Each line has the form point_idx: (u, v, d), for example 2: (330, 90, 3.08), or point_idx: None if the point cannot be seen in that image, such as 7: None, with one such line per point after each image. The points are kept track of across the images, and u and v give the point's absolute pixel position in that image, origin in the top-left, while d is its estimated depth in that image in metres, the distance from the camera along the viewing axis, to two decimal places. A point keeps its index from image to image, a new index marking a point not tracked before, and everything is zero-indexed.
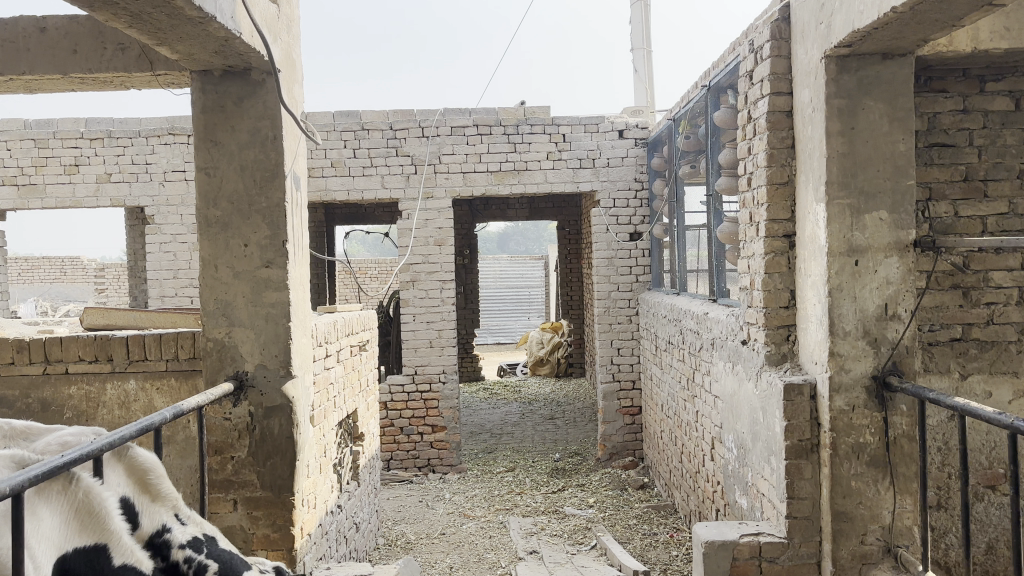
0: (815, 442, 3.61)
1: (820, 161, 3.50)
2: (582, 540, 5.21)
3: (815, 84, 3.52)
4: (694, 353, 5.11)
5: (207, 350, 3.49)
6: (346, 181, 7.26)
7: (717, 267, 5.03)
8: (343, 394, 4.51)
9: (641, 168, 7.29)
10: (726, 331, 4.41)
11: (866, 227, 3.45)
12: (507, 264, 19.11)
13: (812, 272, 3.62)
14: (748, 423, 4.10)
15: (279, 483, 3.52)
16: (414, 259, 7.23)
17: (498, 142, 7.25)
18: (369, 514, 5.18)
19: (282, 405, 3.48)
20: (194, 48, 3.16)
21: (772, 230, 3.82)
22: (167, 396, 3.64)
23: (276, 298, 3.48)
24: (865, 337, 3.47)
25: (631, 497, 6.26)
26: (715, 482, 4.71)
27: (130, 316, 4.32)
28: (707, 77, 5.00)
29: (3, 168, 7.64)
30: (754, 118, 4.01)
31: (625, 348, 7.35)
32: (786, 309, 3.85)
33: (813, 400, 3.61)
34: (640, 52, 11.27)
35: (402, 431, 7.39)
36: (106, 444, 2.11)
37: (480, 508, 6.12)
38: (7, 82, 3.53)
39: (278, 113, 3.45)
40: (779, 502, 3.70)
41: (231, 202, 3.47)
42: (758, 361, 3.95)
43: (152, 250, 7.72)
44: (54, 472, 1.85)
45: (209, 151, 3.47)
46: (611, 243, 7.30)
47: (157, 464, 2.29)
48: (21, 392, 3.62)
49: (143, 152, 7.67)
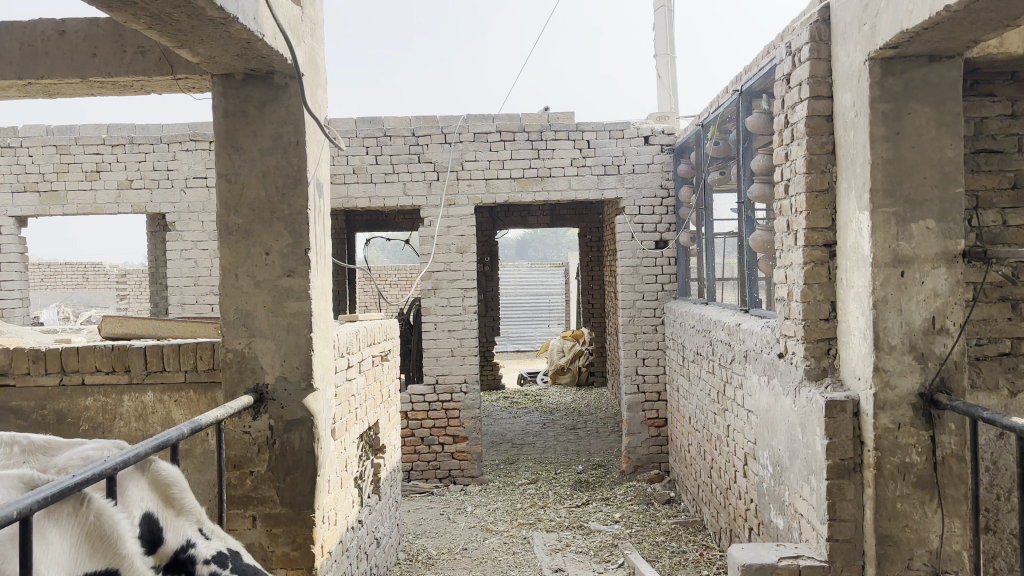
0: (858, 461, 3.45)
1: (864, 167, 3.35)
2: (608, 558, 5.06)
3: (858, 87, 3.38)
4: (725, 366, 4.96)
5: (226, 361, 3.39)
6: (367, 188, 7.18)
7: (750, 276, 4.88)
8: (364, 405, 4.39)
9: (667, 174, 7.14)
10: (761, 343, 4.26)
11: (913, 237, 3.30)
12: (527, 271, 19.00)
13: (854, 283, 3.46)
14: (785, 440, 3.94)
15: (300, 500, 3.40)
16: (436, 266, 7.12)
17: (522, 148, 7.14)
18: (391, 528, 5.07)
19: (303, 418, 3.37)
20: (216, 51, 3.06)
21: (812, 239, 3.67)
22: (185, 408, 3.54)
23: (298, 308, 3.37)
24: (911, 352, 3.31)
25: (658, 512, 6.10)
26: (748, 500, 4.55)
27: (149, 325, 4.23)
28: (739, 81, 4.86)
29: (25, 175, 7.61)
30: (792, 123, 3.85)
31: (650, 358, 7.19)
32: (826, 321, 3.69)
33: (855, 418, 3.45)
34: (663, 58, 11.11)
35: (422, 442, 7.27)
36: (121, 462, 1.97)
37: (503, 522, 5.97)
38: (26, 86, 3.45)
39: (302, 118, 3.35)
40: (820, 524, 3.54)
41: (252, 209, 3.38)
42: (797, 375, 3.79)
43: (173, 257, 7.68)
44: (66, 493, 1.71)
45: (230, 157, 3.38)
46: (636, 250, 7.16)
47: (180, 477, 2.16)
48: (38, 404, 3.53)
49: (164, 158, 7.62)
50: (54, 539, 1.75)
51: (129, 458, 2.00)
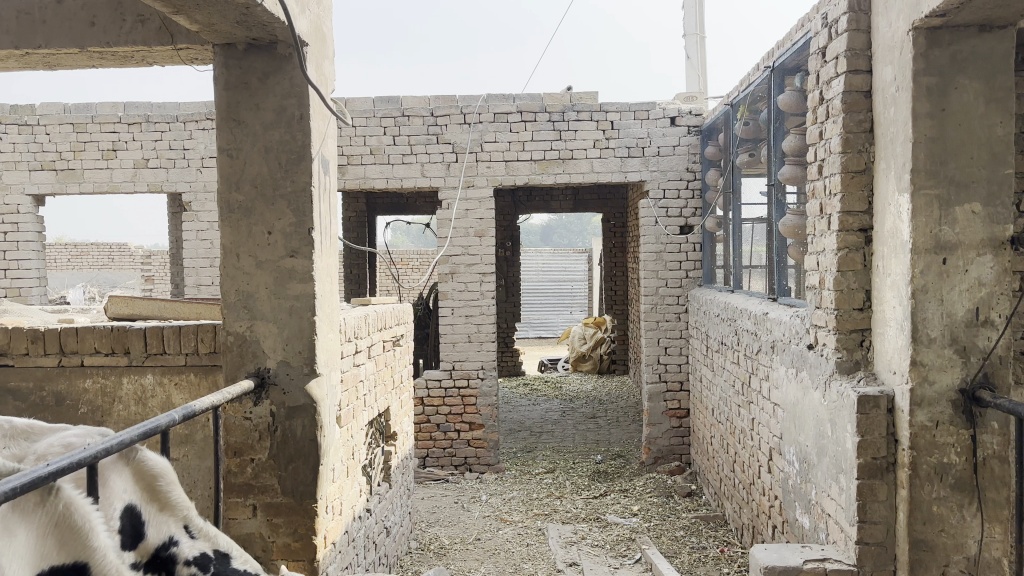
0: (892, 461, 3.23)
1: (904, 146, 3.12)
2: (625, 552, 4.89)
3: (900, 60, 3.14)
4: (751, 357, 4.75)
5: (227, 344, 3.25)
6: (385, 169, 7.01)
7: (779, 263, 4.64)
8: (373, 392, 4.25)
9: (693, 157, 6.89)
10: (790, 333, 4.04)
11: (956, 221, 3.08)
12: (549, 257, 18.77)
13: (892, 270, 3.24)
14: (813, 435, 3.73)
15: (302, 490, 3.26)
16: (453, 250, 6.96)
17: (543, 129, 6.93)
18: (402, 516, 4.95)
19: (305, 405, 3.22)
20: (215, 17, 2.91)
21: (846, 223, 3.44)
22: (185, 393, 3.42)
23: (301, 289, 3.21)
24: (952, 345, 3.09)
25: (678, 505, 5.91)
26: (773, 497, 4.35)
27: (154, 306, 4.12)
28: (770, 57, 4.62)
29: (42, 153, 7.54)
30: (827, 100, 3.61)
31: (673, 347, 6.99)
32: (860, 312, 3.46)
33: (890, 414, 3.23)
34: (693, 38, 10.83)
35: (438, 428, 7.14)
36: (102, 451, 1.77)
37: (518, 512, 5.82)
38: (23, 57, 3.32)
39: (306, 91, 3.19)
40: (848, 526, 3.33)
41: (254, 185, 3.22)
42: (827, 368, 3.57)
43: (189, 237, 7.59)
44: (37, 483, 1.48)
45: (232, 131, 3.22)
46: (660, 236, 6.94)
47: (168, 468, 1.96)
48: (36, 385, 3.42)
49: (181, 137, 7.52)
50: (16, 532, 1.47)
51: (110, 447, 1.80)
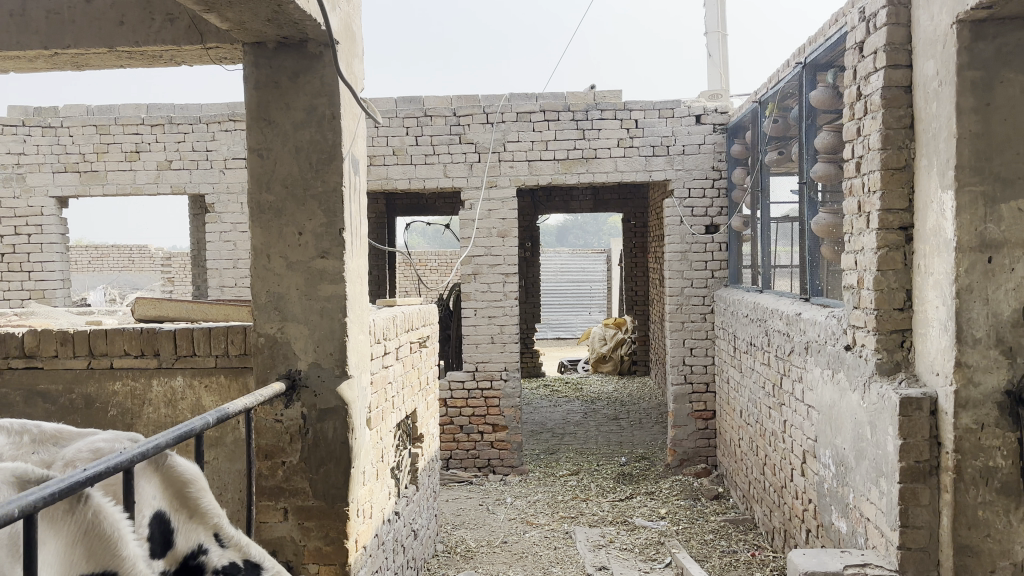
0: (935, 464, 3.15)
1: (947, 142, 3.05)
2: (655, 556, 4.83)
3: (943, 54, 3.06)
4: (783, 357, 4.68)
5: (258, 346, 3.22)
6: (407, 169, 6.98)
7: (811, 263, 4.57)
8: (401, 393, 4.21)
9: (719, 156, 6.82)
10: (825, 334, 3.97)
11: (1002, 219, 3.01)
12: (568, 257, 18.70)
13: (934, 269, 3.17)
14: (851, 438, 3.66)
15: (333, 493, 3.23)
16: (476, 250, 6.92)
17: (566, 128, 6.88)
18: (429, 519, 4.91)
19: (336, 407, 3.18)
20: (246, 16, 2.89)
21: (886, 221, 3.36)
22: (216, 395, 3.39)
23: (332, 291, 3.18)
24: (998, 346, 3.02)
25: (705, 508, 5.84)
26: (807, 500, 4.28)
27: (182, 308, 4.10)
28: (802, 54, 4.55)
29: (66, 155, 7.56)
30: (864, 95, 3.53)
31: (699, 348, 6.92)
32: (901, 312, 3.38)
33: (933, 417, 3.15)
34: (714, 36, 10.72)
35: (461, 429, 7.10)
36: (139, 454, 1.74)
37: (543, 515, 5.77)
38: (53, 57, 3.30)
39: (337, 90, 3.15)
40: (889, 531, 3.25)
41: (285, 186, 3.19)
42: (866, 369, 3.49)
43: (212, 239, 7.60)
44: (75, 489, 1.45)
45: (262, 131, 3.20)
46: (685, 236, 6.86)
47: (199, 475, 1.93)
48: (66, 388, 3.40)
49: (204, 139, 7.52)
50: (46, 541, 1.45)
51: (146, 451, 1.78)
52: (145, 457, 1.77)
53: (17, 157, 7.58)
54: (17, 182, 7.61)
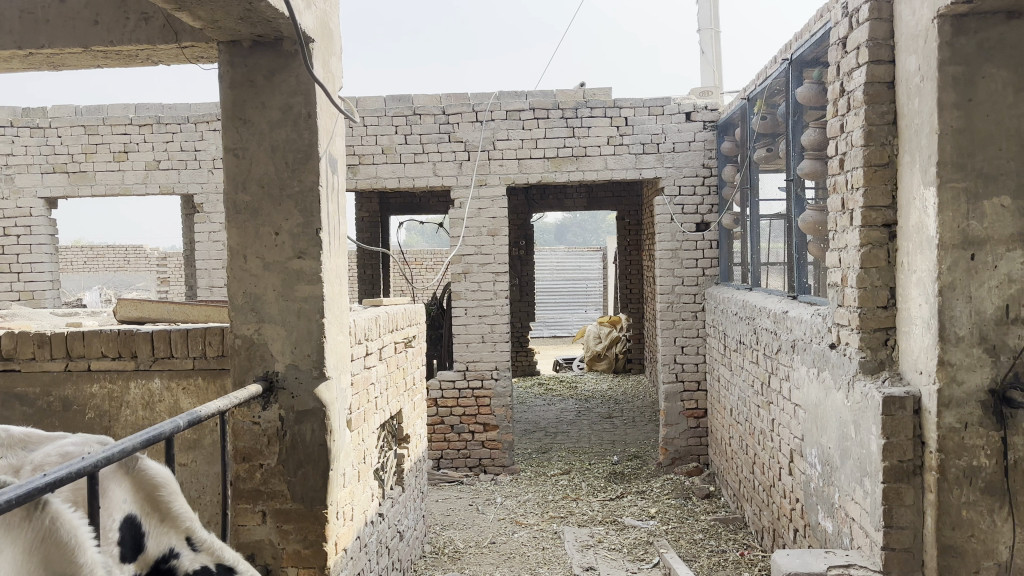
0: (918, 464, 3.12)
1: (930, 138, 3.01)
2: (643, 556, 4.80)
3: (924, 49, 3.03)
4: (770, 356, 4.65)
5: (235, 348, 3.19)
6: (396, 168, 6.95)
7: (798, 260, 4.53)
8: (385, 394, 4.18)
9: (709, 153, 6.79)
10: (811, 333, 3.94)
11: (985, 215, 2.98)
12: (564, 255, 18.66)
13: (917, 267, 3.13)
14: (836, 437, 3.63)
15: (311, 495, 3.20)
16: (466, 249, 6.89)
17: (556, 126, 6.84)
18: (415, 520, 4.88)
19: (314, 409, 3.15)
20: (218, 14, 2.86)
21: (869, 218, 3.32)
22: (194, 398, 3.36)
23: (310, 291, 3.15)
24: (981, 344, 2.99)
25: (696, 507, 5.81)
26: (794, 500, 4.25)
27: (163, 309, 4.07)
28: (788, 50, 4.52)
29: (54, 155, 7.53)
30: (848, 91, 3.50)
31: (690, 346, 6.89)
32: (885, 310, 3.35)
33: (916, 416, 3.12)
34: (707, 33, 10.68)
35: (452, 429, 7.07)
36: (106, 459, 1.70)
37: (533, 515, 5.74)
38: (26, 57, 3.27)
39: (313, 88, 3.12)
40: (873, 531, 3.22)
41: (261, 185, 3.16)
42: (850, 368, 3.46)
43: (201, 239, 7.57)
44: (34, 496, 1.42)
45: (238, 131, 3.16)
46: (676, 233, 6.83)
47: (171, 478, 1.88)
48: (42, 390, 3.37)
49: (192, 138, 7.49)
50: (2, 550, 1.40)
51: (114, 455, 1.74)
52: (113, 461, 1.73)
53: (5, 158, 7.54)
54: (4, 183, 7.57)
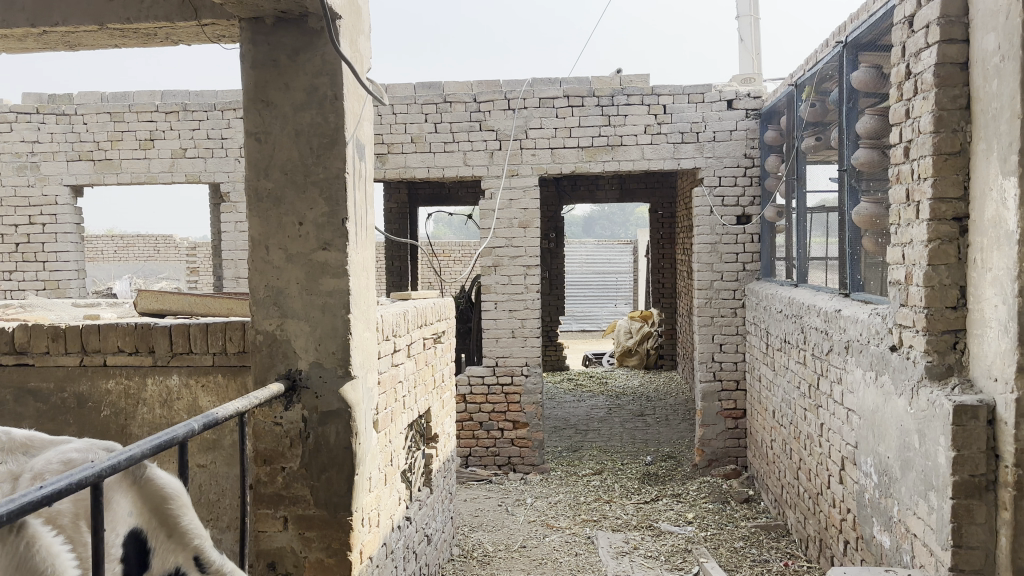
0: (992, 479, 2.86)
1: (1010, 124, 2.75)
2: (681, 565, 4.57)
3: (1006, 26, 2.76)
4: (821, 357, 4.39)
5: (256, 344, 3.01)
6: (425, 157, 6.77)
7: (852, 256, 4.27)
8: (413, 393, 3.99)
9: (751, 142, 6.51)
10: (869, 333, 3.68)
11: None
12: (594, 248, 18.38)
13: (993, 265, 2.87)
14: (896, 446, 3.38)
15: (335, 501, 3.01)
16: (497, 242, 6.69)
17: (591, 115, 6.61)
18: (444, 522, 4.70)
19: (339, 410, 2.96)
20: None
21: (939, 211, 3.06)
22: (213, 396, 3.20)
23: (335, 285, 2.96)
24: None
25: (734, 513, 5.57)
26: (846, 510, 4.00)
27: (183, 301, 3.89)
28: (845, 32, 4.26)
29: (80, 143, 7.43)
30: (915, 73, 3.22)
31: (728, 343, 6.63)
32: (953, 311, 3.08)
33: (991, 427, 2.86)
34: (747, 20, 10.36)
35: (481, 426, 6.88)
36: (109, 469, 1.48)
37: (565, 517, 5.53)
38: (43, 36, 3.11)
39: (340, 69, 2.92)
40: (940, 550, 2.96)
41: (285, 172, 2.98)
42: (915, 373, 3.20)
43: (228, 229, 7.45)
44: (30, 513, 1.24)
45: (260, 113, 2.98)
46: (715, 227, 6.57)
47: (182, 490, 1.68)
48: (57, 386, 3.22)
49: (219, 126, 7.36)
50: None
51: (120, 464, 1.53)
52: (118, 470, 1.52)
53: (31, 145, 7.47)
54: (31, 171, 7.51)
